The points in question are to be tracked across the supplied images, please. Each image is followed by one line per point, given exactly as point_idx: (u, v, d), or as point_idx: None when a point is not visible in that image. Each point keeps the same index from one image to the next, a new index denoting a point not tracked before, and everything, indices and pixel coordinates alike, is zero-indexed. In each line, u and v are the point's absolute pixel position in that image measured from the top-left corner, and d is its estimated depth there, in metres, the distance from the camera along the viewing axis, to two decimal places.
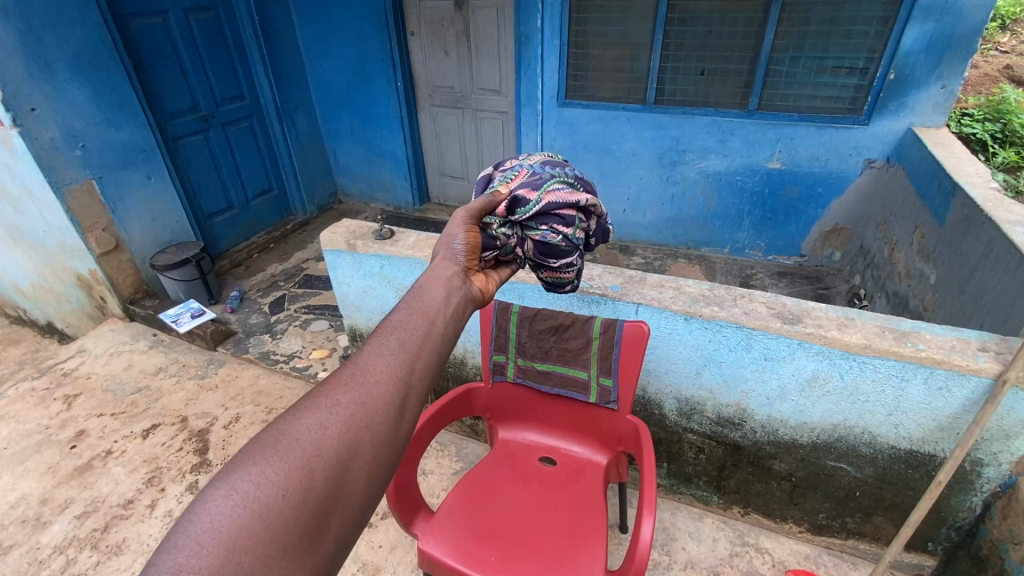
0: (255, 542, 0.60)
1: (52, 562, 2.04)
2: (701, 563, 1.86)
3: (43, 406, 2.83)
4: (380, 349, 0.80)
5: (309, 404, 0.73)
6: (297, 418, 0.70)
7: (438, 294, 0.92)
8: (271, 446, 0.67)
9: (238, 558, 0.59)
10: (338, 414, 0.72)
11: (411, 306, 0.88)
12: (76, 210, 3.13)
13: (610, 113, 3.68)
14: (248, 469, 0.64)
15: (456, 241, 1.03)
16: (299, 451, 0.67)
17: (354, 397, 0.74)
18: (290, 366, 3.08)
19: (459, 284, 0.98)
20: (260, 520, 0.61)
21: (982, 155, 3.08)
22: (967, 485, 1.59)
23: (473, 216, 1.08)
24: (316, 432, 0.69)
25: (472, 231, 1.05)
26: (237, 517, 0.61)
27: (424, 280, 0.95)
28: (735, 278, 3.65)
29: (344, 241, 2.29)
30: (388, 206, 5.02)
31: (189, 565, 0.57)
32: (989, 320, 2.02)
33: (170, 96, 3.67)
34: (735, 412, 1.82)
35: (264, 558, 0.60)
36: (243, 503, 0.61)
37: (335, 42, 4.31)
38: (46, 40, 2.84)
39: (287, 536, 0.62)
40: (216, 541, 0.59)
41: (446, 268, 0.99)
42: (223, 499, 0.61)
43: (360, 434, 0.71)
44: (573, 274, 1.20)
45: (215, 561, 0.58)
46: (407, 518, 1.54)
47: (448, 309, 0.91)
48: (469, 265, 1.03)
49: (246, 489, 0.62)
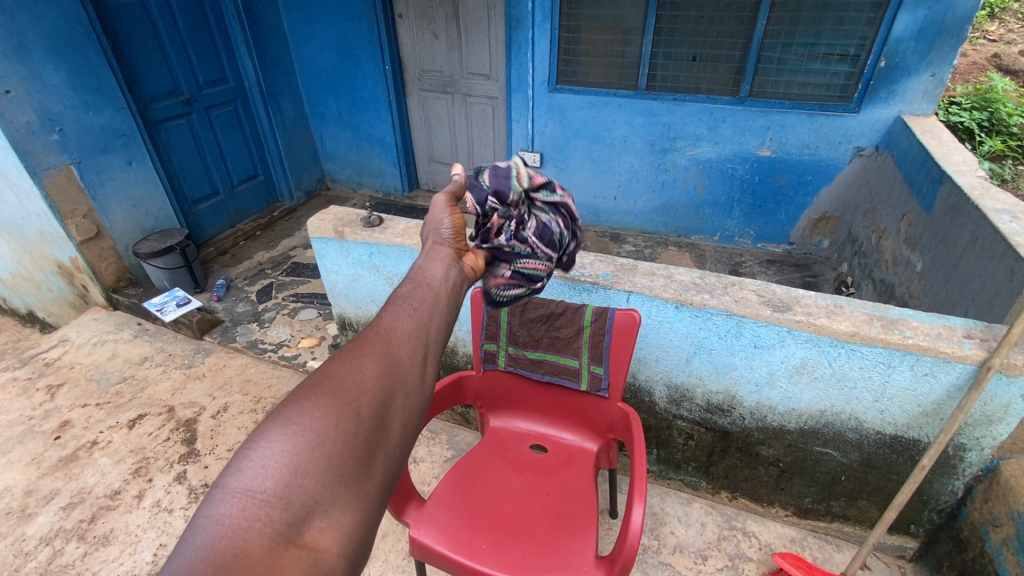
0: (314, 469, 0.61)
1: (39, 553, 2.02)
2: (689, 547, 1.89)
3: (25, 397, 2.78)
4: (403, 305, 0.79)
5: (346, 352, 0.72)
6: (339, 361, 0.71)
7: (436, 271, 0.88)
8: (317, 386, 0.67)
9: (301, 481, 0.60)
10: (374, 360, 0.71)
11: (415, 280, 0.85)
12: (55, 196, 3.05)
13: (600, 99, 3.65)
14: (302, 404, 0.64)
15: (442, 225, 0.96)
16: (343, 391, 0.67)
17: (387, 346, 0.74)
18: (279, 355, 3.05)
19: (455, 264, 0.93)
20: (317, 448, 0.62)
21: (969, 143, 3.13)
22: (950, 469, 1.63)
23: (453, 199, 1.01)
24: (358, 375, 0.69)
25: (456, 212, 0.99)
26: (295, 446, 0.61)
27: (422, 261, 0.91)
28: (725, 266, 3.67)
29: (332, 228, 2.24)
30: (377, 192, 4.96)
31: (257, 484, 0.58)
32: (973, 308, 2.05)
33: (151, 79, 3.56)
34: (724, 398, 1.84)
35: (324, 483, 0.61)
36: (299, 434, 0.62)
37: (320, 24, 4.21)
38: (20, 19, 2.73)
39: (342, 465, 0.63)
40: (278, 467, 0.59)
41: (439, 252, 0.93)
42: (280, 431, 0.62)
43: (397, 378, 0.71)
44: (541, 271, 1.05)
45: (281, 483, 0.59)
46: (399, 508, 1.54)
47: (450, 283, 0.88)
48: (461, 246, 0.97)
49: (303, 420, 0.63)
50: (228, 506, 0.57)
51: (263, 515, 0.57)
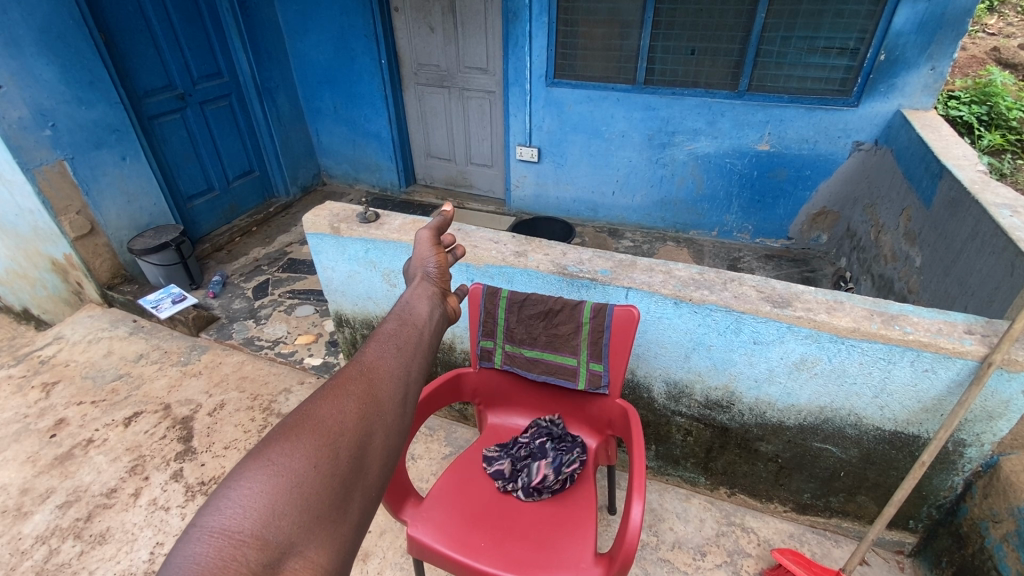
0: (291, 510, 0.59)
1: (35, 552, 2.01)
2: (688, 543, 1.89)
3: (20, 395, 2.76)
4: (384, 346, 0.80)
5: (327, 391, 0.72)
6: (321, 401, 0.71)
7: (422, 308, 0.91)
8: (298, 425, 0.66)
9: (278, 522, 0.58)
10: (354, 398, 0.71)
11: (401, 317, 0.87)
12: (47, 192, 3.02)
13: (598, 93, 3.62)
14: (283, 443, 0.64)
15: (428, 264, 1.02)
16: (323, 430, 0.66)
17: (367, 384, 0.74)
18: (276, 352, 3.03)
19: (439, 302, 0.95)
20: (297, 488, 0.61)
21: (968, 137, 3.11)
22: (950, 465, 1.62)
23: (435, 237, 1.07)
24: (340, 413, 0.69)
25: (441, 252, 1.04)
26: (273, 485, 0.60)
27: (408, 296, 0.93)
28: (723, 261, 3.66)
29: (327, 224, 2.22)
30: (374, 188, 4.93)
31: (234, 525, 0.57)
32: (972, 303, 2.04)
33: (144, 74, 3.52)
34: (723, 395, 1.83)
35: (300, 524, 0.59)
36: (278, 473, 0.61)
37: (316, 18, 4.17)
38: (10, 13, 2.69)
39: (319, 505, 0.61)
40: (254, 507, 0.58)
41: (424, 289, 0.97)
42: (258, 471, 0.61)
43: (377, 416, 0.71)
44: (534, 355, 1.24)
45: (257, 525, 0.57)
46: (396, 505, 1.52)
47: (434, 323, 0.89)
48: (445, 287, 1.00)
49: (282, 461, 0.62)
50: (204, 546, 0.55)
51: (238, 557, 0.55)
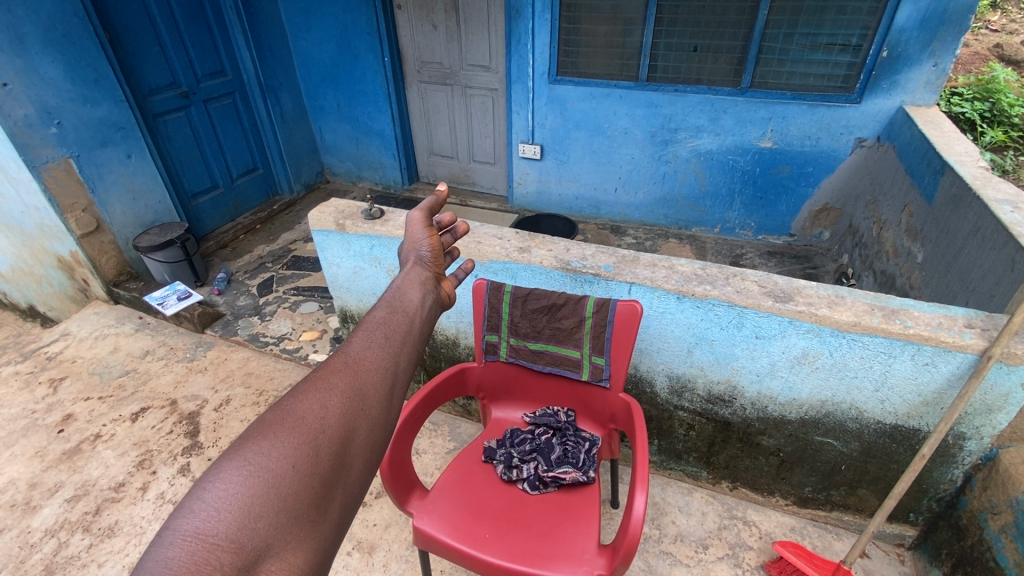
0: (267, 509, 0.61)
1: (44, 545, 2.04)
2: (690, 536, 1.91)
3: (28, 391, 2.79)
4: (368, 339, 0.83)
5: (308, 388, 0.75)
6: (300, 398, 0.73)
7: (415, 295, 0.94)
8: (278, 423, 0.69)
9: (253, 523, 0.60)
10: (336, 396, 0.74)
11: (390, 305, 0.90)
12: (54, 190, 3.05)
13: (601, 90, 3.63)
14: (261, 442, 0.66)
15: (422, 247, 1.04)
16: (303, 428, 0.69)
17: (350, 381, 0.76)
18: (280, 348, 3.05)
19: (433, 288, 0.99)
20: (272, 489, 0.63)
21: (970, 134, 3.12)
22: (950, 458, 1.64)
23: (427, 218, 1.09)
24: (319, 411, 0.71)
25: (433, 235, 1.06)
26: (251, 485, 0.62)
27: (400, 282, 0.96)
28: (725, 258, 3.67)
29: (332, 221, 2.24)
30: (376, 186, 4.95)
31: (208, 528, 0.58)
32: (974, 298, 2.05)
33: (148, 72, 3.53)
34: (725, 389, 1.85)
35: (277, 525, 0.61)
36: (256, 472, 0.63)
37: (319, 15, 4.18)
38: (16, 11, 2.71)
39: (296, 505, 0.63)
40: (231, 507, 0.60)
41: (417, 272, 1.00)
42: (236, 470, 0.63)
43: (358, 415, 0.73)
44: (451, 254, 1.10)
45: (233, 525, 0.59)
46: (402, 497, 1.54)
47: (425, 309, 0.93)
48: (439, 270, 1.03)
49: (260, 460, 0.64)
50: (177, 549, 0.57)
51: (212, 560, 0.57)
